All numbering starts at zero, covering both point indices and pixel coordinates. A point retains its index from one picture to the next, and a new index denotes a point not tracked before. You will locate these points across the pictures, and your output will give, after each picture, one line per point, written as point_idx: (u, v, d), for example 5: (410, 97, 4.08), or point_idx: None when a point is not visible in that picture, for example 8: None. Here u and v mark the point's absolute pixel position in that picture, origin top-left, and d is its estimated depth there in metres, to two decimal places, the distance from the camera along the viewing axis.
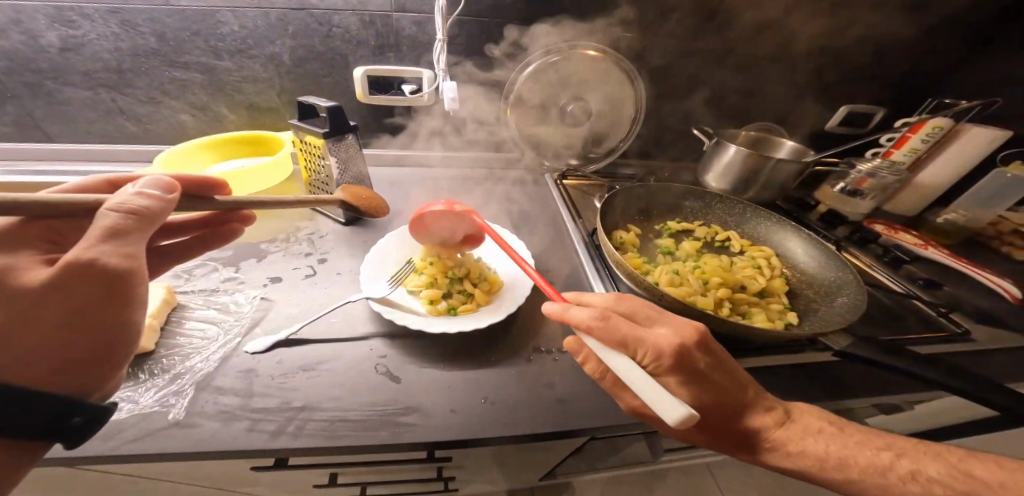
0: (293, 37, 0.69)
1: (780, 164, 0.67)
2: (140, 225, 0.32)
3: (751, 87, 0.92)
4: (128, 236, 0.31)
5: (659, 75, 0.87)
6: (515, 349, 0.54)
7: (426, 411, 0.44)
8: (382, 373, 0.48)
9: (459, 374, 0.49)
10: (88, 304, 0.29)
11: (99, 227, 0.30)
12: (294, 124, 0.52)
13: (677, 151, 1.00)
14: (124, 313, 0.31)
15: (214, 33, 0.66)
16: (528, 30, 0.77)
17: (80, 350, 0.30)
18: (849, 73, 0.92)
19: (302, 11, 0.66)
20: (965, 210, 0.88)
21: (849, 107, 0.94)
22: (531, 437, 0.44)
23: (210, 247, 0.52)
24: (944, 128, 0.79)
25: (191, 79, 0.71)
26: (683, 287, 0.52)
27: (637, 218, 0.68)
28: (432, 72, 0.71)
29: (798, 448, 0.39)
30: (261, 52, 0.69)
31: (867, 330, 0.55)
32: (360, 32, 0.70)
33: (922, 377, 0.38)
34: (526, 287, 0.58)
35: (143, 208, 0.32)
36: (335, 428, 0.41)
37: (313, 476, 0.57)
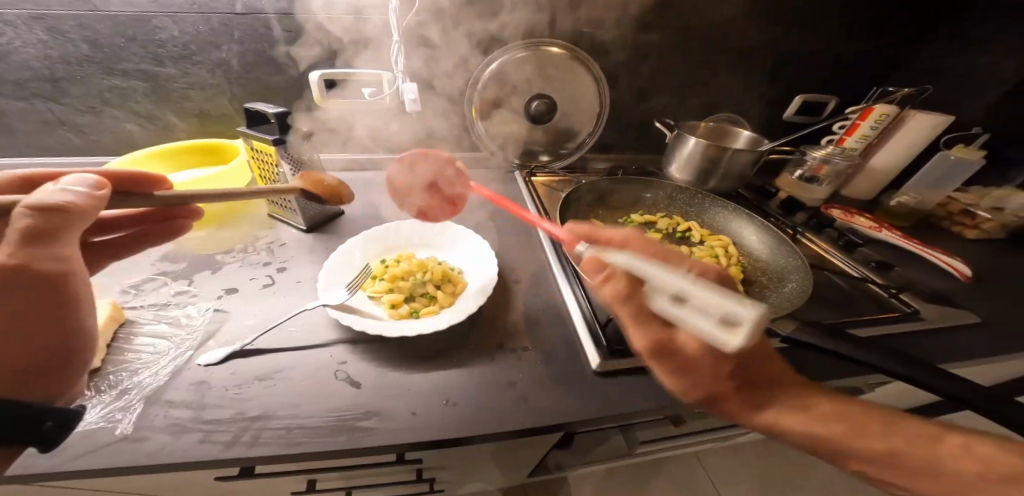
0: (238, 42, 0.67)
1: (734, 154, 0.70)
2: (72, 221, 0.31)
3: (709, 80, 0.94)
4: (56, 236, 0.30)
5: (619, 71, 0.88)
6: (478, 348, 0.54)
7: (386, 414, 0.45)
8: (342, 379, 0.47)
9: (422, 376, 0.50)
10: (29, 306, 0.29)
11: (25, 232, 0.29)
12: (241, 132, 0.50)
13: (643, 144, 1.02)
14: (63, 315, 0.31)
15: (153, 39, 0.65)
16: (482, 29, 0.77)
17: (33, 354, 0.29)
18: (802, 65, 0.95)
19: (245, 15, 0.65)
20: (916, 194, 0.90)
21: (803, 96, 0.97)
22: (491, 436, 0.44)
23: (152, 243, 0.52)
24: (890, 115, 0.82)
25: (132, 86, 0.69)
26: None
27: (601, 213, 0.69)
28: (389, 74, 0.70)
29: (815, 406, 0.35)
30: (206, 57, 0.68)
31: (817, 314, 0.58)
32: (309, 36, 0.69)
33: (854, 359, 0.40)
34: (489, 286, 0.58)
35: (69, 208, 0.31)
36: (292, 436, 0.41)
37: (290, 485, 0.57)
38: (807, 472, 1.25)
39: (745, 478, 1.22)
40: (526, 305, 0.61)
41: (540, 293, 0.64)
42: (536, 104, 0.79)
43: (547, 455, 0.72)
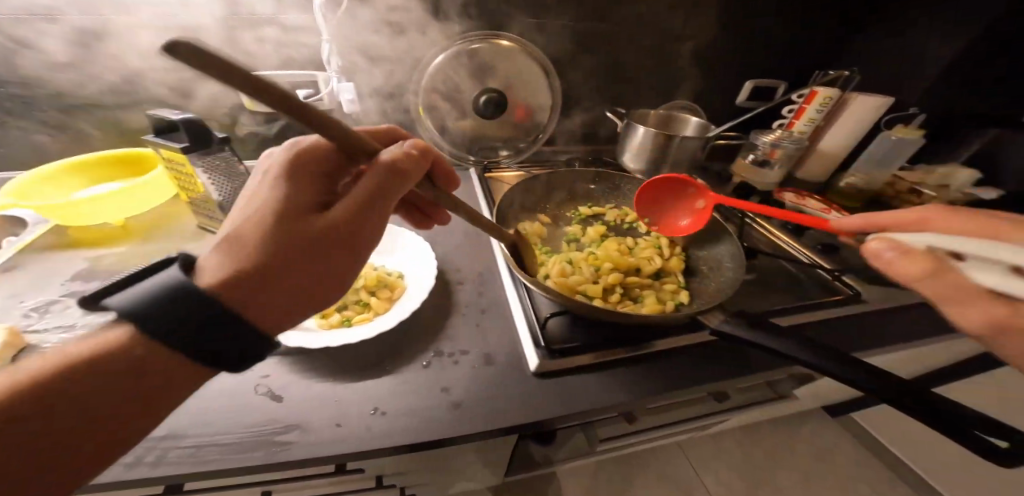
0: (152, 46, 0.67)
1: (684, 141, 0.69)
2: (401, 183, 0.34)
3: (648, 69, 0.95)
4: (385, 190, 0.33)
5: (556, 63, 0.88)
6: (411, 353, 0.53)
7: (307, 427, 0.43)
8: (263, 393, 0.46)
9: (348, 386, 0.48)
10: (343, 240, 0.32)
11: (369, 180, 0.33)
12: (148, 141, 0.48)
13: (594, 134, 1.02)
14: (357, 260, 0.34)
15: (49, 45, 0.63)
16: (408, 23, 0.76)
17: (312, 285, 0.31)
18: (738, 50, 0.97)
19: (156, 17, 0.65)
20: (863, 174, 0.92)
21: (753, 81, 1.00)
22: (415, 445, 0.43)
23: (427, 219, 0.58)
24: (833, 97, 0.82)
25: (37, 95, 0.67)
26: (575, 276, 0.53)
27: (548, 207, 0.69)
28: (323, 74, 0.72)
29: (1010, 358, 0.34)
30: (118, 61, 0.67)
31: (749, 300, 0.57)
32: (229, 37, 0.69)
33: (776, 352, 0.39)
34: (426, 285, 0.57)
35: (405, 167, 0.34)
36: (202, 454, 0.40)
37: None
38: (787, 457, 1.25)
39: (725, 466, 1.21)
40: (468, 306, 0.60)
41: (484, 293, 0.62)
42: (485, 97, 0.77)
43: (514, 460, 0.71)
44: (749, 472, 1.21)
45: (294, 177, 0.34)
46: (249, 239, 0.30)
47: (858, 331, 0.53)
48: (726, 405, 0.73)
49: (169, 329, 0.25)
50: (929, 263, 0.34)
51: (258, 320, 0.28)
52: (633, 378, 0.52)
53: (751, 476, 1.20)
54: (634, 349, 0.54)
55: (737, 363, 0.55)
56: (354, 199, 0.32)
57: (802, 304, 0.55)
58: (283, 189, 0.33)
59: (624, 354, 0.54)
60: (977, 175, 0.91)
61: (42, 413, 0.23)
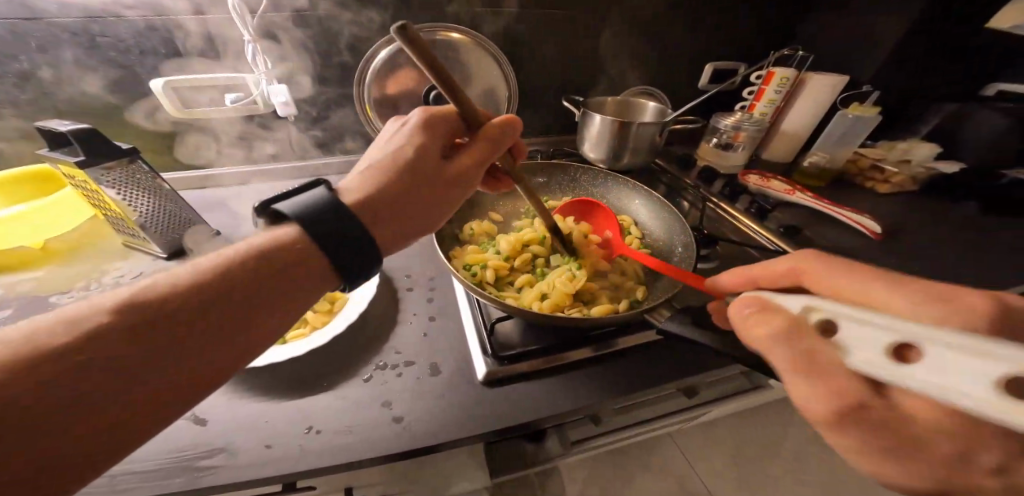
0: (42, 51, 0.60)
1: (639, 129, 0.66)
2: (500, 152, 0.43)
3: (602, 53, 0.91)
4: (486, 156, 0.42)
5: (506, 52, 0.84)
6: (353, 365, 0.50)
7: (235, 449, 0.41)
8: (187, 417, 0.43)
9: (283, 404, 0.45)
10: (449, 188, 0.40)
11: (483, 146, 0.42)
12: (42, 156, 0.45)
13: (555, 124, 0.99)
14: (452, 207, 0.42)
15: None
16: (338, 18, 0.71)
17: (426, 219, 0.39)
18: (694, 32, 0.93)
19: (41, 21, 0.58)
20: (826, 152, 0.91)
21: (712, 65, 0.98)
22: (351, 464, 0.40)
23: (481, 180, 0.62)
24: (791, 77, 0.81)
25: None
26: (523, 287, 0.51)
27: (501, 205, 0.67)
28: (252, 76, 0.69)
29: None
30: (6, 71, 0.60)
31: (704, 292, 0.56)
32: (137, 40, 0.63)
33: (721, 353, 0.36)
34: (369, 292, 0.54)
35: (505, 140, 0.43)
36: (114, 483, 0.37)
37: None
38: (775, 439, 1.24)
39: (714, 453, 1.20)
40: (416, 313, 0.57)
41: (434, 299, 0.60)
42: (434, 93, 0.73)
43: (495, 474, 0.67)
44: (738, 458, 1.19)
45: (424, 128, 0.40)
46: (392, 173, 0.37)
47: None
48: (704, 398, 0.71)
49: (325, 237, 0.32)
50: (785, 318, 0.28)
51: (383, 241, 0.36)
52: (589, 380, 0.50)
53: (741, 462, 1.18)
54: (598, 349, 0.52)
55: (695, 358, 0.53)
56: (472, 160, 0.41)
57: None
58: (416, 138, 0.39)
59: (585, 355, 0.52)
60: (937, 149, 0.91)
61: (178, 326, 0.26)
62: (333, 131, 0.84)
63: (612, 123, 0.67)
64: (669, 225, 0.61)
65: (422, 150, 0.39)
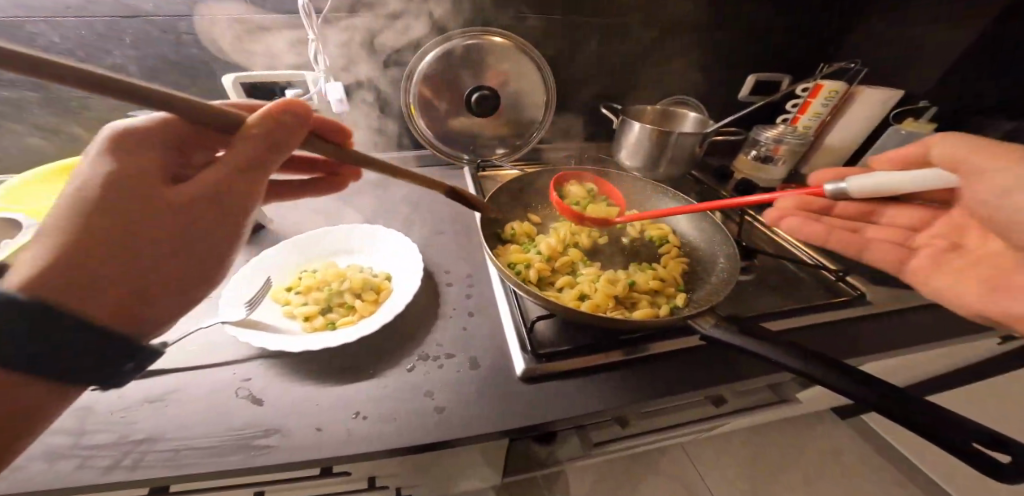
0: (133, 47, 0.63)
1: (680, 138, 0.67)
2: (281, 155, 0.31)
3: (645, 62, 0.92)
4: (265, 163, 0.31)
5: (553, 58, 0.86)
6: (396, 355, 0.52)
7: (287, 431, 0.43)
8: (243, 397, 0.45)
9: (330, 390, 0.47)
10: (210, 222, 0.29)
11: (248, 150, 0.29)
12: None
13: (592, 130, 1.00)
14: (234, 240, 0.31)
15: (31, 47, 0.60)
16: (400, 21, 0.74)
17: (174, 269, 0.28)
18: (738, 44, 0.94)
19: (136, 18, 0.60)
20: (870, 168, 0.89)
21: (755, 75, 0.97)
22: (399, 450, 0.42)
23: (325, 192, 0.54)
24: (839, 91, 0.81)
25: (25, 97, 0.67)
26: (571, 288, 0.51)
27: (538, 208, 0.68)
28: (313, 73, 0.70)
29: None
30: (98, 64, 0.63)
31: (741, 303, 0.57)
32: (216, 38, 0.65)
33: (773, 363, 0.36)
34: (414, 285, 0.55)
35: (290, 135, 0.31)
36: (180, 457, 0.39)
37: None
38: (795, 457, 1.21)
39: (729, 465, 1.18)
40: (455, 308, 0.59)
41: (472, 295, 0.61)
42: (477, 95, 0.76)
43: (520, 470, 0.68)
44: (757, 474, 1.17)
45: (119, 148, 0.27)
46: (79, 218, 0.24)
47: (859, 333, 0.53)
48: (726, 409, 0.71)
49: (30, 347, 0.23)
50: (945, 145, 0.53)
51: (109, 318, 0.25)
52: (625, 383, 0.51)
53: (758, 478, 1.16)
54: (631, 352, 0.53)
55: (730, 367, 0.53)
56: (226, 172, 0.29)
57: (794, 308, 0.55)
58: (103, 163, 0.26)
59: (620, 357, 0.53)
60: None
61: None
62: (384, 129, 0.86)
63: (652, 132, 0.67)
64: (709, 234, 0.60)
65: (123, 178, 0.26)
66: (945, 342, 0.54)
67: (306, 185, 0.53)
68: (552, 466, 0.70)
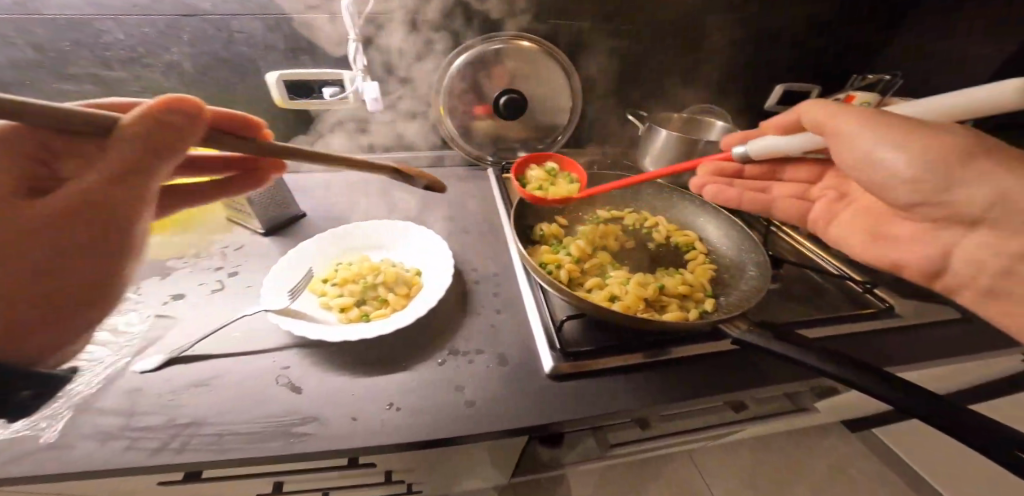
0: (190, 46, 0.64)
1: (707, 146, 0.68)
2: (168, 157, 0.24)
3: (683, 70, 0.89)
4: (155, 170, 0.24)
5: (592, 66, 0.85)
6: (427, 350, 0.53)
7: (324, 420, 0.44)
8: (283, 385, 0.46)
9: (364, 381, 0.48)
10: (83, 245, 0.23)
11: (115, 153, 0.22)
12: None
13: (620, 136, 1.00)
14: (127, 258, 0.25)
15: (96, 43, 0.62)
16: (444, 25, 0.74)
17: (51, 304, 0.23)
18: (780, 52, 0.91)
19: (195, 17, 0.62)
20: None
21: (785, 85, 0.92)
22: (435, 441, 0.43)
23: (244, 189, 0.48)
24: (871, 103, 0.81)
25: (84, 92, 0.66)
26: (602, 288, 0.52)
27: (565, 210, 0.68)
28: (350, 72, 0.70)
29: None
30: (159, 60, 0.65)
31: (767, 311, 0.57)
32: (267, 38, 0.66)
33: (810, 368, 0.37)
34: (446, 281, 0.57)
35: (179, 136, 0.24)
36: (223, 442, 0.40)
37: (256, 485, 0.55)
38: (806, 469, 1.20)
39: (737, 474, 1.17)
40: (483, 306, 0.60)
41: (499, 293, 0.63)
42: (505, 99, 0.77)
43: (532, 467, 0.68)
44: (767, 485, 1.15)
45: None
46: None
47: (885, 346, 0.52)
48: (741, 417, 0.71)
49: None
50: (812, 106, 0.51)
51: None
52: (650, 384, 0.51)
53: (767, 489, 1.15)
54: (653, 355, 0.54)
55: (752, 374, 0.54)
56: (94, 184, 0.22)
57: (824, 317, 0.55)
58: None
59: (644, 359, 0.53)
60: None
61: None
62: (418, 132, 0.85)
63: (677, 139, 0.68)
64: (740, 241, 0.61)
65: None
66: (980, 357, 0.54)
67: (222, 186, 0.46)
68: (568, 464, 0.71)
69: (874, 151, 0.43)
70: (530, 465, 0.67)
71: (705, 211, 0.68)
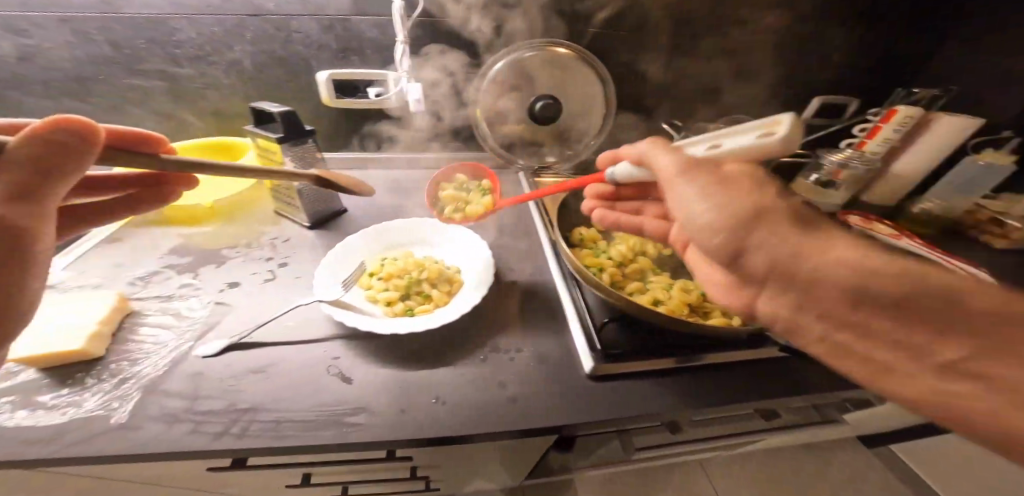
0: (251, 43, 0.69)
1: None
2: (59, 183, 0.28)
3: (717, 75, 0.89)
4: (44, 191, 0.27)
5: (629, 73, 0.86)
6: (470, 348, 0.54)
7: (374, 410, 0.44)
8: (335, 375, 0.47)
9: (411, 375, 0.49)
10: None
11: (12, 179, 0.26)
12: (248, 131, 0.54)
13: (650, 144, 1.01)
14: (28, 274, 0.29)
15: (170, 41, 0.68)
16: (486, 29, 0.77)
17: None
18: (820, 62, 0.89)
19: (257, 17, 0.66)
20: (940, 199, 0.83)
21: (822, 98, 0.89)
22: (483, 435, 0.44)
23: (142, 207, 0.50)
24: (915, 117, 0.75)
25: (153, 86, 0.73)
26: (646, 294, 0.53)
27: None
28: (394, 73, 0.71)
29: (912, 267, 0.27)
30: (221, 58, 0.70)
31: None
32: (320, 37, 0.69)
33: None
34: (488, 281, 0.57)
35: (69, 157, 0.28)
36: (280, 428, 0.40)
37: (286, 475, 0.56)
38: None
39: None
40: (522, 306, 0.61)
41: (537, 294, 0.64)
42: (541, 103, 0.75)
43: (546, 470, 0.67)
44: None
45: None
46: None
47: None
48: (768, 426, 0.71)
49: None
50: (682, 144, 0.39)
51: None
52: (690, 387, 0.52)
53: None
54: (686, 361, 0.54)
55: (789, 384, 0.54)
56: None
57: None
58: None
59: (682, 364, 0.54)
60: None
61: None
62: (455, 132, 0.88)
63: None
64: None
65: None
66: None
67: (125, 204, 0.49)
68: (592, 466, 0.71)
69: (696, 211, 0.33)
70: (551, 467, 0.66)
71: None
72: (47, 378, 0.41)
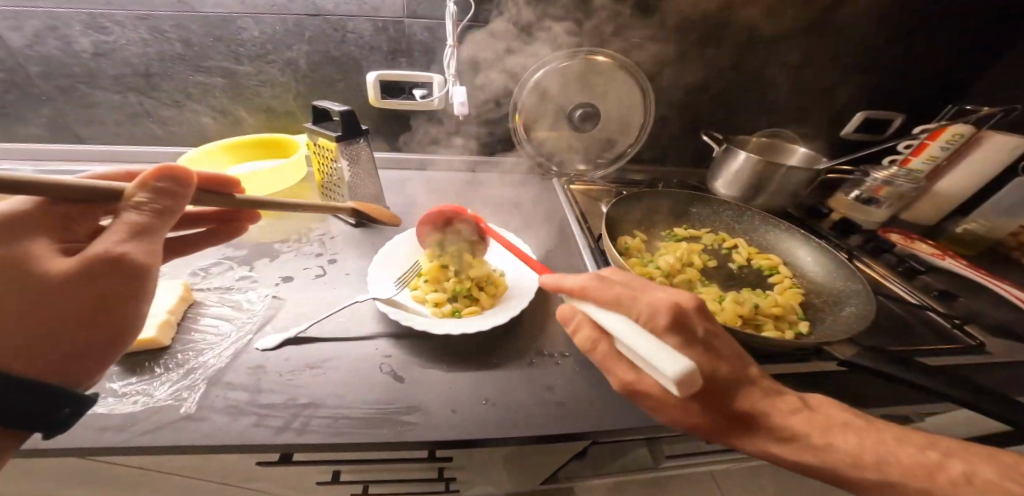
0: (308, 43, 0.70)
1: (790, 173, 0.68)
2: (165, 224, 0.32)
3: (757, 88, 0.89)
4: (158, 233, 0.31)
5: (670, 84, 0.86)
6: (518, 350, 0.55)
7: (427, 410, 0.44)
8: (387, 372, 0.48)
9: (462, 375, 0.49)
10: (115, 290, 0.29)
11: (127, 223, 0.30)
12: (309, 129, 0.58)
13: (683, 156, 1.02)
14: (145, 301, 0.31)
15: (234, 39, 0.69)
16: (534, 35, 0.77)
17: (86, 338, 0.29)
18: (864, 79, 0.89)
19: (317, 17, 0.68)
20: (985, 219, 0.83)
21: (865, 114, 0.90)
22: (537, 439, 0.44)
23: (209, 242, 0.50)
24: (966, 135, 0.76)
25: (213, 83, 0.74)
26: (701, 304, 0.53)
27: (643, 226, 0.73)
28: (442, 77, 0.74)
29: (809, 456, 0.36)
30: (279, 57, 0.72)
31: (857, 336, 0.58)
32: (374, 38, 0.71)
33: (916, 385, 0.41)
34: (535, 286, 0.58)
35: (171, 200, 0.32)
36: (339, 425, 0.41)
37: (316, 473, 0.53)
38: None
39: None
40: None
41: None
42: (580, 112, 0.78)
43: (562, 470, 0.64)
44: None
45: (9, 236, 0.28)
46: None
47: (986, 382, 0.50)
48: None
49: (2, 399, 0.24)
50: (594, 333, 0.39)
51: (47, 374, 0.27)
52: None
53: None
54: None
55: None
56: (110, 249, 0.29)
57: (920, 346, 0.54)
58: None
59: None
60: None
61: None
62: (494, 136, 0.89)
63: (758, 162, 0.69)
64: (822, 264, 0.64)
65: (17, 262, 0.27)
66: None
67: (193, 240, 0.49)
68: (617, 473, 0.69)
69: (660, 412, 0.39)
70: (564, 469, 0.64)
71: (785, 235, 0.70)
72: (117, 366, 0.42)
